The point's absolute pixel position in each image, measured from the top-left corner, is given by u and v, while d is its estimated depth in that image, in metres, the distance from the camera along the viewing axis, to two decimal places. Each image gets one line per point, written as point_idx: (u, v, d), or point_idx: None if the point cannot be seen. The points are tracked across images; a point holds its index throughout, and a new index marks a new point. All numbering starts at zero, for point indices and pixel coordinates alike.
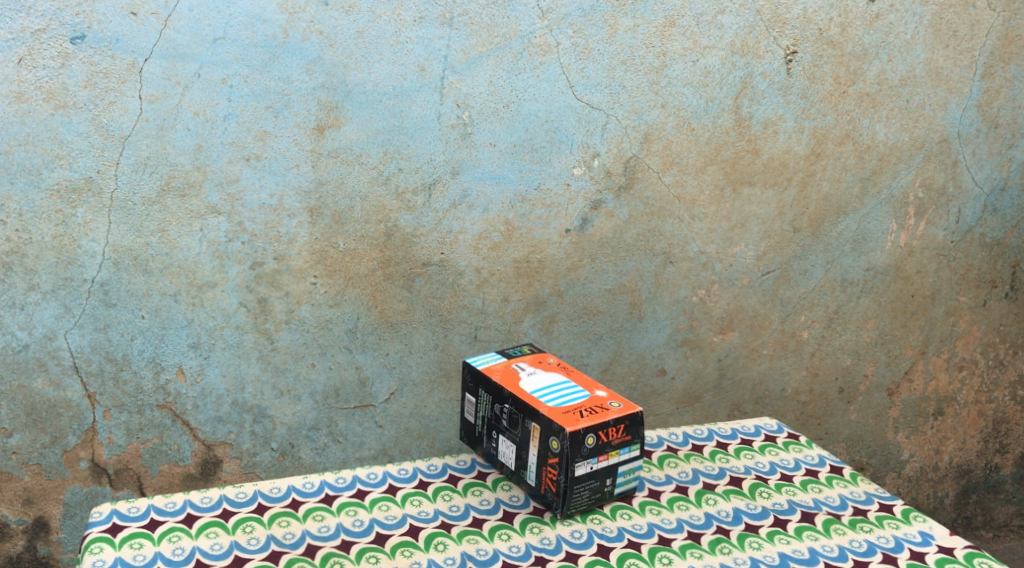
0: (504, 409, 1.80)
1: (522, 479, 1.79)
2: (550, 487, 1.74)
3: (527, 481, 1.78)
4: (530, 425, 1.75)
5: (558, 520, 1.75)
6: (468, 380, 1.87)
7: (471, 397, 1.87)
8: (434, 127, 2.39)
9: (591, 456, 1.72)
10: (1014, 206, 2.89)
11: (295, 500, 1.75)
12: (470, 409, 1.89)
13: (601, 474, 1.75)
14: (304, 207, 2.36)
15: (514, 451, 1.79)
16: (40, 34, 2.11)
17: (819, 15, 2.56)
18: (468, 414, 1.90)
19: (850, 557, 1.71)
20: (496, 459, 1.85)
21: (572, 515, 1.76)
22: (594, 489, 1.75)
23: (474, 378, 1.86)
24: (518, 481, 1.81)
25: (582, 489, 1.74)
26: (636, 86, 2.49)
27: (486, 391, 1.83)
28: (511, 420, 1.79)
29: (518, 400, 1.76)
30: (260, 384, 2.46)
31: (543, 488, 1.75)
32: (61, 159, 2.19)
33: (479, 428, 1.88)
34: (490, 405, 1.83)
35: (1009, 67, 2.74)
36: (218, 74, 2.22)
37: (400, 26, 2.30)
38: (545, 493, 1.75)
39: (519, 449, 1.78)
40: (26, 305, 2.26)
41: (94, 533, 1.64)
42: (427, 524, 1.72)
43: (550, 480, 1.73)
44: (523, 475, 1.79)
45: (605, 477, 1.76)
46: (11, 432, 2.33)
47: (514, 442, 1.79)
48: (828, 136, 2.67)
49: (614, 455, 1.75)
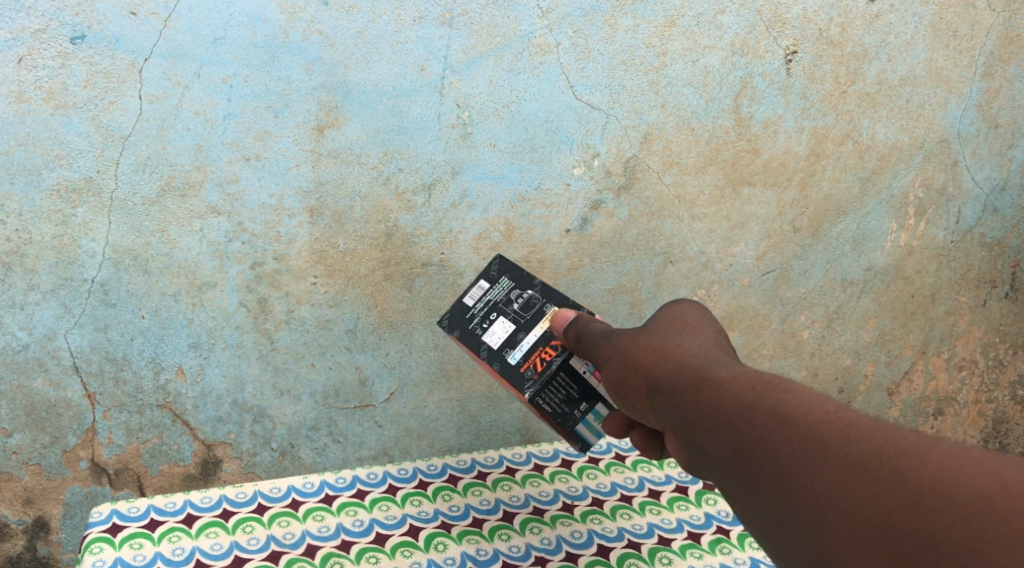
0: (523, 294, 1.64)
1: (500, 356, 1.60)
2: (534, 367, 1.58)
3: (509, 359, 1.59)
4: (549, 311, 1.61)
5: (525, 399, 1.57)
6: (493, 265, 1.68)
7: (487, 281, 1.66)
8: (434, 127, 2.39)
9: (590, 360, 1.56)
10: (1013, 205, 2.90)
11: (294, 500, 1.69)
12: (475, 291, 1.66)
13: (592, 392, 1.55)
14: (304, 207, 2.36)
15: (511, 328, 1.61)
16: (40, 34, 2.11)
17: (818, 15, 2.56)
18: (466, 298, 1.66)
19: None
20: (478, 338, 1.62)
21: (538, 406, 1.56)
22: (568, 399, 1.56)
23: (503, 268, 1.67)
24: (492, 358, 1.60)
25: (560, 388, 1.57)
26: (636, 86, 2.49)
27: (511, 278, 1.66)
28: (525, 306, 1.63)
29: (547, 286, 1.64)
30: (260, 384, 2.46)
31: (523, 366, 1.58)
32: (62, 159, 2.19)
33: (476, 313, 1.65)
34: (508, 288, 1.65)
35: (1009, 67, 2.74)
36: (218, 74, 2.22)
37: (401, 26, 2.30)
38: (524, 371, 1.58)
39: (518, 328, 1.61)
40: (26, 305, 2.26)
41: (94, 532, 1.59)
42: (428, 524, 1.68)
43: (541, 359, 1.59)
44: (508, 355, 1.60)
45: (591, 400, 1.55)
46: (10, 432, 2.32)
47: (517, 324, 1.61)
48: (828, 136, 2.67)
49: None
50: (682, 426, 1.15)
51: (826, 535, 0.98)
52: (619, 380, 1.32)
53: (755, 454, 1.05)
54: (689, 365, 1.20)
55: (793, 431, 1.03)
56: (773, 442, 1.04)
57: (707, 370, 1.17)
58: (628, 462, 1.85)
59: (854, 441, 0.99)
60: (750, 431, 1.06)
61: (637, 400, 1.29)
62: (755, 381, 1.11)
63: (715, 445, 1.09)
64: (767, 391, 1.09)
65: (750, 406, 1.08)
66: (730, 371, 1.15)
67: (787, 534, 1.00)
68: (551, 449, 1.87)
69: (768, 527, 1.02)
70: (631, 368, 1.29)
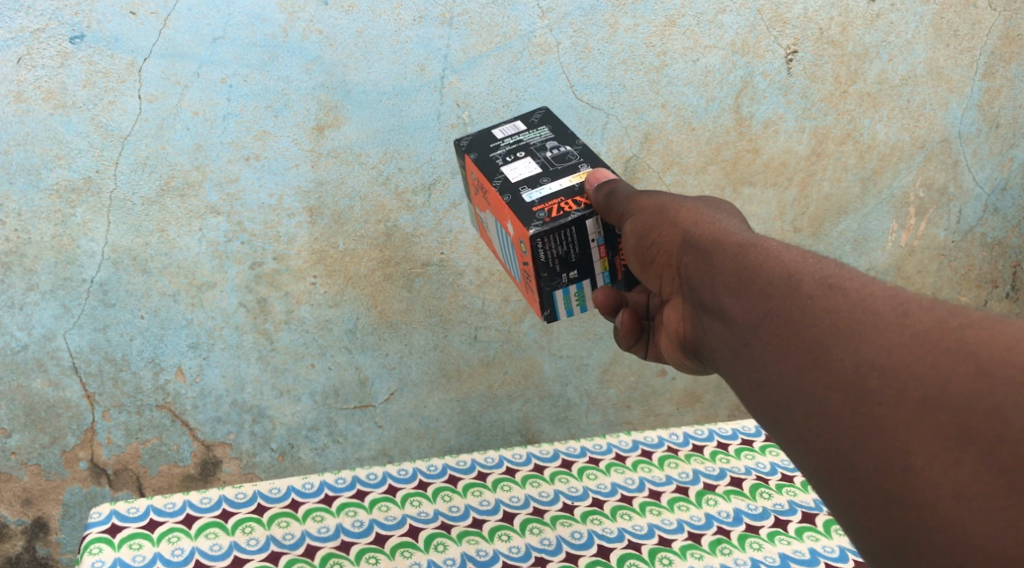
0: (560, 148, 1.60)
1: (516, 190, 1.53)
2: (550, 212, 1.48)
3: (525, 194, 1.51)
4: (583, 169, 1.55)
5: (528, 234, 1.45)
6: (537, 117, 1.68)
7: (526, 125, 1.66)
8: (434, 127, 2.38)
9: (603, 233, 1.49)
10: (1014, 205, 2.89)
11: (295, 500, 1.69)
12: (508, 130, 1.66)
13: (586, 260, 1.50)
14: (304, 207, 2.36)
15: (535, 172, 1.55)
16: (39, 33, 2.10)
17: (819, 14, 2.55)
18: (497, 133, 1.66)
19: (851, 557, 1.69)
20: (497, 167, 1.58)
21: (533, 244, 1.46)
22: (565, 258, 1.49)
23: (545, 120, 1.67)
24: (506, 190, 1.54)
25: (564, 242, 1.48)
26: (637, 85, 2.48)
27: (552, 132, 1.64)
28: (557, 157, 1.58)
29: (587, 150, 1.60)
30: (260, 384, 2.45)
31: (538, 208, 1.49)
32: (61, 159, 2.19)
33: (504, 145, 1.63)
34: (545, 139, 1.63)
35: (1010, 67, 2.73)
36: (217, 73, 2.22)
37: (400, 26, 2.30)
38: (537, 212, 1.48)
39: (542, 173, 1.55)
40: (26, 306, 2.26)
41: (93, 533, 1.59)
42: (428, 525, 1.67)
43: (563, 206, 1.49)
44: (523, 190, 1.53)
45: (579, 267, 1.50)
46: (10, 432, 2.32)
47: (542, 167, 1.56)
48: (829, 136, 2.67)
49: (603, 264, 1.52)
50: (717, 290, 1.16)
51: (864, 394, 0.97)
52: (653, 241, 1.32)
53: (796, 316, 1.05)
54: (738, 235, 1.20)
55: (844, 298, 1.03)
56: (822, 305, 1.03)
57: (756, 239, 1.17)
58: (628, 462, 1.85)
59: (913, 312, 0.98)
60: (797, 294, 1.06)
61: (667, 262, 1.30)
62: (805, 254, 1.12)
63: (757, 306, 1.09)
64: (820, 264, 1.09)
65: (800, 273, 1.08)
66: (782, 243, 1.15)
67: (818, 392, 1.00)
68: (551, 449, 1.86)
69: (799, 386, 1.02)
70: (671, 229, 1.30)
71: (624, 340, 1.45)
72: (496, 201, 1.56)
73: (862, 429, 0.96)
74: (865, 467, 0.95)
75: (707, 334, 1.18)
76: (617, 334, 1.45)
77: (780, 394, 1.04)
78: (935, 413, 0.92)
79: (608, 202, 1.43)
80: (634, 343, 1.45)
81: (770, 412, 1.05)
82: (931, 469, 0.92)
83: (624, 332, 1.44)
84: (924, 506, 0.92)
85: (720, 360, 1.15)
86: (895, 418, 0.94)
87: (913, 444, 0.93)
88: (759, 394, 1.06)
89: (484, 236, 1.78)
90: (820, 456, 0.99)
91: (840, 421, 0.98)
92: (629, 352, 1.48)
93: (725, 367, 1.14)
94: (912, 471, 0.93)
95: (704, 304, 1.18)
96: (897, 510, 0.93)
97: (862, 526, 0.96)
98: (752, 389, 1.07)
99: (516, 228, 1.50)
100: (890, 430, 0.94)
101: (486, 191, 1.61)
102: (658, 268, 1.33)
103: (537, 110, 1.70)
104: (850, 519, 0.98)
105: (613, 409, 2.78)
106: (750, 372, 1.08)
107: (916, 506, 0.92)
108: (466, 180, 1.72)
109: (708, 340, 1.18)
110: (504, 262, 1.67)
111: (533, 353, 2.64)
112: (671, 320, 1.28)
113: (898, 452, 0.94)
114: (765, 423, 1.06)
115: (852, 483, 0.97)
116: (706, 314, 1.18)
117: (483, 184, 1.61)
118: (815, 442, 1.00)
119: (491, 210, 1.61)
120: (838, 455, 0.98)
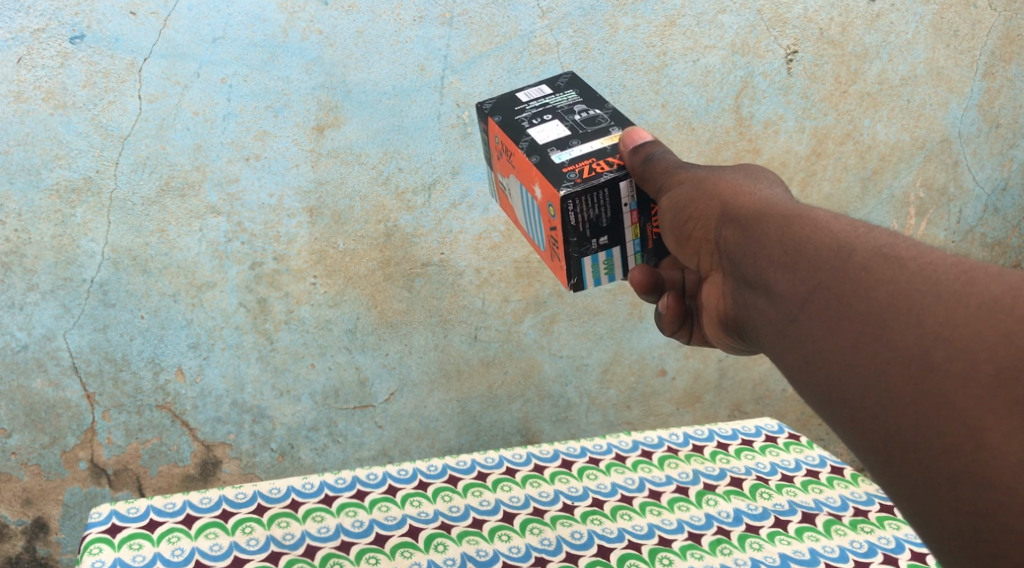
0: (587, 110, 1.56)
1: (544, 151, 1.48)
2: (581, 172, 1.43)
3: (554, 153, 1.47)
4: (613, 131, 1.50)
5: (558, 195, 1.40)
6: (561, 81, 1.64)
7: (552, 89, 1.61)
8: (434, 127, 2.38)
9: (636, 197, 1.45)
10: (1014, 205, 2.91)
11: (295, 500, 1.69)
12: (532, 95, 1.62)
13: (619, 223, 1.45)
14: (304, 207, 2.36)
15: (564, 133, 1.51)
16: (39, 33, 2.10)
17: (819, 14, 2.55)
18: (522, 95, 1.62)
19: (850, 557, 1.69)
20: (523, 129, 1.54)
21: (564, 205, 1.41)
22: (595, 223, 1.44)
23: (570, 84, 1.63)
24: (533, 151, 1.49)
25: (596, 205, 1.43)
26: (637, 85, 2.48)
27: (578, 95, 1.60)
28: (586, 119, 1.54)
29: (617, 112, 1.55)
30: (260, 384, 2.45)
31: (569, 168, 1.44)
32: (61, 159, 2.18)
33: (530, 108, 1.59)
34: (572, 102, 1.58)
35: (1010, 67, 2.74)
36: (217, 73, 2.22)
37: (400, 26, 2.30)
38: (568, 172, 1.43)
39: (572, 134, 1.50)
40: (25, 305, 2.25)
41: (94, 533, 1.58)
42: (428, 525, 1.67)
43: (595, 165, 1.44)
44: (552, 150, 1.48)
45: (610, 230, 1.45)
46: (10, 433, 2.32)
47: (570, 129, 1.52)
48: (828, 136, 2.67)
49: (634, 231, 1.47)
50: (762, 264, 1.13)
51: (930, 370, 0.94)
52: (691, 215, 1.29)
53: (850, 289, 1.01)
54: (783, 205, 1.16)
55: (903, 268, 1.00)
56: (879, 277, 1.00)
57: (802, 210, 1.14)
58: (628, 462, 1.85)
59: (979, 279, 0.95)
60: (849, 265, 1.03)
61: (704, 236, 1.27)
62: (856, 223, 1.08)
63: (808, 278, 1.06)
64: (873, 234, 1.05)
65: (852, 243, 1.05)
66: (829, 212, 1.12)
67: (877, 369, 0.97)
68: (551, 449, 1.86)
69: (855, 362, 0.99)
70: (709, 203, 1.27)
71: (668, 325, 1.44)
72: (522, 163, 1.51)
73: (928, 407, 0.93)
74: (932, 446, 0.93)
75: (750, 310, 1.15)
76: (661, 318, 1.44)
77: (832, 371, 1.01)
78: (1012, 388, 0.90)
79: (646, 169, 1.38)
80: (678, 327, 1.44)
81: (821, 390, 1.02)
82: (1009, 447, 0.89)
83: (668, 317, 1.43)
84: (1000, 487, 0.89)
85: (766, 336, 1.11)
86: (966, 394, 0.91)
87: (988, 422, 0.90)
88: (810, 371, 1.03)
89: (502, 204, 1.73)
90: (879, 436, 0.97)
91: (905, 399, 0.95)
92: (672, 336, 1.47)
93: (771, 343, 1.11)
94: (987, 450, 0.90)
95: (748, 279, 1.15)
96: (968, 492, 0.91)
97: (929, 509, 0.94)
98: (802, 365, 1.04)
99: (545, 189, 1.45)
100: (961, 407, 0.92)
101: (509, 154, 1.56)
102: (695, 244, 1.29)
103: (563, 74, 1.66)
104: (913, 503, 0.95)
105: (613, 409, 2.78)
106: (800, 348, 1.05)
107: (992, 486, 0.90)
108: (486, 144, 1.67)
109: (752, 316, 1.15)
110: (526, 231, 1.62)
111: (533, 353, 2.64)
112: (713, 297, 1.25)
113: (970, 430, 0.91)
114: (816, 400, 1.03)
115: (916, 465, 0.94)
116: (750, 290, 1.15)
117: (506, 147, 1.56)
118: (874, 423, 0.97)
119: (515, 173, 1.56)
120: (901, 436, 0.95)
